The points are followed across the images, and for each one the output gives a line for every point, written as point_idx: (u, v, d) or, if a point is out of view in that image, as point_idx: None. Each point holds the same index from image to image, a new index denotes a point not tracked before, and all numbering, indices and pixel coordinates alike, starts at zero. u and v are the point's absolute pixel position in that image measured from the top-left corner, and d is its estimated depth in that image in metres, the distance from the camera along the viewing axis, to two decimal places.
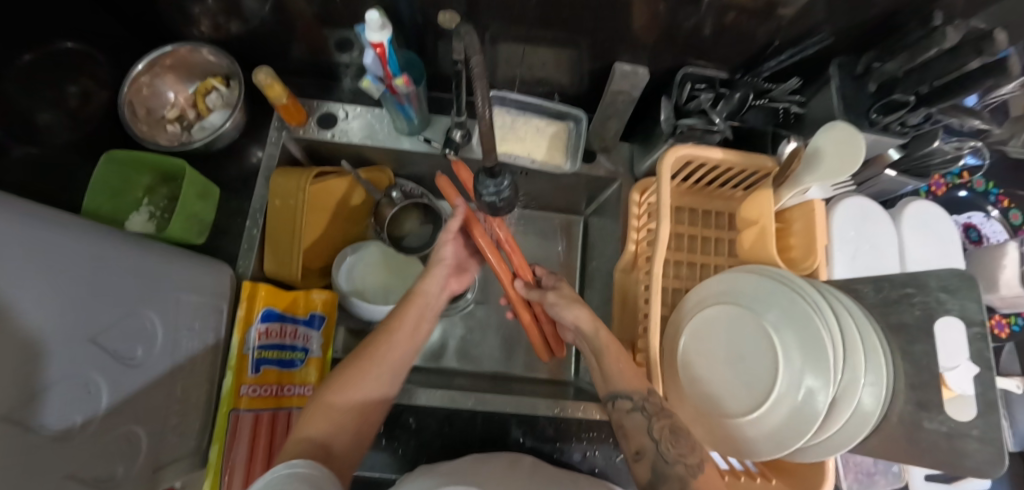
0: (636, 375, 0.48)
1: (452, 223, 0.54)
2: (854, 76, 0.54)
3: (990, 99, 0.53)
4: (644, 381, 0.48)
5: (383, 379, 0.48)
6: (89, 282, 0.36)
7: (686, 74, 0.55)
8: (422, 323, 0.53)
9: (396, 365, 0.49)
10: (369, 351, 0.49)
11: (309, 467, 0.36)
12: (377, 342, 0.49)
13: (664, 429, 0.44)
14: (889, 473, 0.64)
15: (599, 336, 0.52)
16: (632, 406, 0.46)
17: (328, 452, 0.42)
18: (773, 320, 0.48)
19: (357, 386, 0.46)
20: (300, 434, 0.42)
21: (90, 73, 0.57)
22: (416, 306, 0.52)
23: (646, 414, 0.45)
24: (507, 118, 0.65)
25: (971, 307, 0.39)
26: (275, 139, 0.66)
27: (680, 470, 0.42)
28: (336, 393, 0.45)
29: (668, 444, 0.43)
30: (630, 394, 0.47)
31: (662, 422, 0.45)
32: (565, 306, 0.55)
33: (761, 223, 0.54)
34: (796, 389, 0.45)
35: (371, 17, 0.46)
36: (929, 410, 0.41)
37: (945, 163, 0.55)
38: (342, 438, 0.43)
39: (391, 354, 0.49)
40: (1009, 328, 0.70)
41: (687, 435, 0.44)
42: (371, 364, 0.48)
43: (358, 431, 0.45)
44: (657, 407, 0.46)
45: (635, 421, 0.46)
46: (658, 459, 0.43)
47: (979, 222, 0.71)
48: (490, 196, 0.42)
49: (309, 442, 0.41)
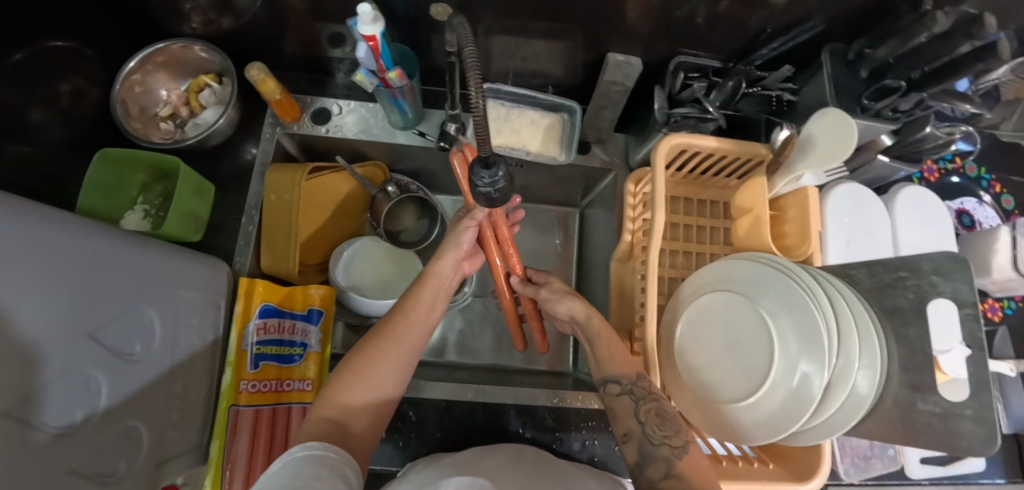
0: (624, 359, 0.49)
1: (477, 213, 0.54)
2: (846, 62, 0.54)
3: (980, 85, 0.52)
4: (635, 367, 0.48)
5: (401, 362, 0.46)
6: (85, 277, 0.36)
7: (679, 63, 0.56)
8: (435, 305, 0.53)
9: (414, 348, 0.48)
10: (386, 330, 0.47)
11: (326, 449, 0.36)
12: (393, 321, 0.49)
13: (650, 413, 0.45)
14: (885, 456, 0.65)
15: (591, 323, 0.53)
16: (621, 390, 0.47)
17: (346, 433, 0.40)
18: (768, 306, 0.49)
19: (375, 367, 0.45)
20: (317, 413, 0.41)
21: (82, 72, 0.56)
22: (429, 287, 0.53)
23: (634, 399, 0.46)
24: (502, 110, 0.65)
25: (963, 289, 0.39)
26: (270, 136, 0.66)
27: (665, 452, 0.42)
28: (353, 373, 0.44)
29: (655, 427, 0.44)
30: (619, 379, 0.47)
31: (648, 405, 0.45)
32: (558, 300, 0.56)
33: (755, 211, 0.55)
34: (792, 374, 0.46)
35: (363, 10, 0.46)
36: (923, 392, 0.41)
37: (937, 148, 0.55)
38: (360, 420, 0.42)
39: (408, 335, 0.48)
40: (1001, 312, 0.71)
41: (673, 418, 0.44)
42: (391, 343, 0.46)
43: (375, 416, 0.44)
44: (645, 391, 0.46)
45: (624, 405, 0.46)
46: (644, 441, 0.43)
47: (972, 208, 0.72)
48: (485, 187, 0.41)
49: (325, 423, 0.40)
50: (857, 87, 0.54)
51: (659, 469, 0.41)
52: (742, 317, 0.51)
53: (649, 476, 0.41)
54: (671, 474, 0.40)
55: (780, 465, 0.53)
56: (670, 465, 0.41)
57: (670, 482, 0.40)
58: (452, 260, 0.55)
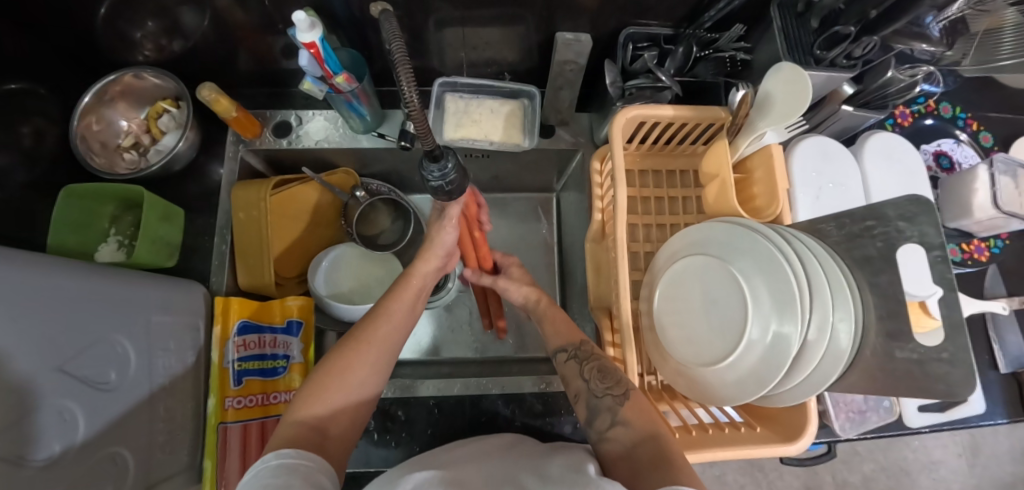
0: (565, 330, 0.53)
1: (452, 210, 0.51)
2: (796, 14, 0.53)
3: (942, 19, 0.50)
4: (575, 334, 0.52)
5: (381, 363, 0.46)
6: (48, 310, 0.36)
7: (629, 35, 0.56)
8: (416, 305, 0.52)
9: (393, 347, 0.48)
10: (363, 331, 0.47)
11: (299, 457, 0.36)
12: (375, 324, 0.47)
13: (593, 370, 0.48)
14: (881, 407, 0.64)
15: (540, 306, 0.57)
16: (568, 355, 0.51)
17: (324, 435, 0.41)
18: (741, 267, 0.48)
19: (356, 368, 0.44)
20: (294, 417, 0.41)
21: (44, 111, 0.57)
22: (412, 286, 0.52)
23: (578, 360, 0.50)
24: (460, 103, 0.65)
25: (930, 233, 0.38)
26: (233, 154, 0.68)
27: (609, 402, 0.45)
28: (332, 375, 0.44)
29: (597, 382, 0.47)
30: (564, 347, 0.51)
31: (591, 364, 0.49)
32: (515, 288, 0.59)
33: (721, 176, 0.53)
34: (766, 333, 0.44)
35: (298, 18, 0.46)
36: (900, 340, 0.40)
37: (902, 92, 0.54)
38: (339, 422, 0.42)
39: (385, 336, 0.47)
40: (988, 251, 0.70)
41: (614, 372, 0.48)
42: (367, 343, 0.46)
43: (354, 419, 0.44)
44: (588, 352, 0.50)
45: (571, 368, 0.50)
46: (589, 396, 0.47)
47: (950, 149, 0.71)
48: (437, 181, 0.41)
49: (304, 426, 0.40)
50: (808, 37, 0.52)
51: (606, 419, 0.44)
52: (718, 280, 0.50)
53: (598, 426, 0.44)
54: (617, 421, 0.43)
55: (766, 428, 0.52)
56: (615, 413, 0.44)
57: (617, 429, 0.43)
58: (431, 264, 0.53)
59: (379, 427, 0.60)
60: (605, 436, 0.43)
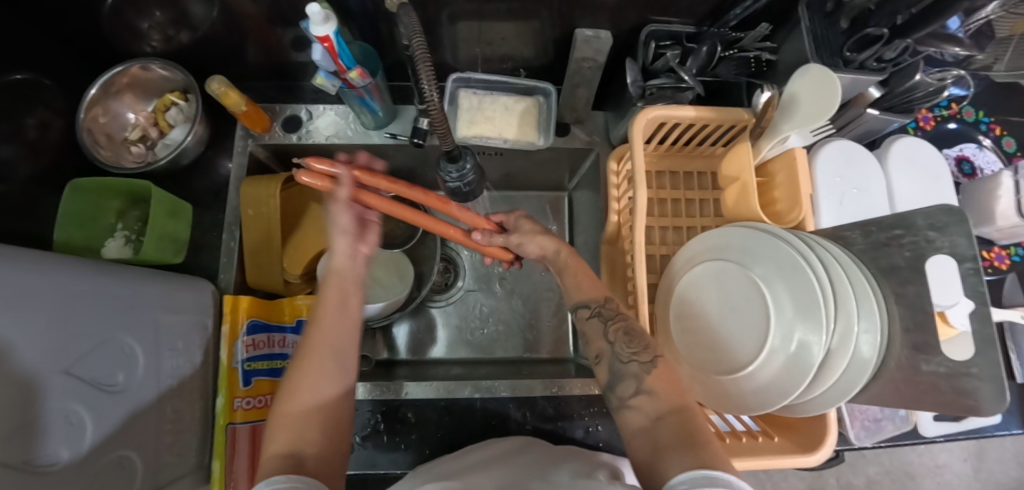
0: (590, 284, 0.51)
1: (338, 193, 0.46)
2: (824, 14, 0.52)
3: (971, 24, 0.48)
4: (601, 290, 0.50)
5: (333, 369, 0.42)
6: (55, 310, 0.35)
7: (651, 31, 0.54)
8: (349, 298, 0.46)
9: (340, 349, 0.43)
10: (302, 347, 0.43)
11: (289, 480, 0.32)
12: (311, 337, 0.43)
13: (618, 332, 0.46)
14: (897, 417, 0.63)
15: (561, 256, 0.53)
16: (591, 312, 0.49)
17: (300, 458, 0.36)
18: (761, 273, 0.47)
19: (305, 383, 0.40)
20: (269, 453, 0.37)
21: (48, 102, 0.55)
22: (331, 283, 0.46)
23: (602, 319, 0.48)
24: (474, 99, 0.63)
25: (961, 243, 0.36)
26: (242, 149, 0.66)
27: (635, 368, 0.43)
28: (287, 399, 0.40)
29: (623, 345, 0.45)
30: (588, 303, 0.49)
31: (617, 324, 0.47)
32: (530, 240, 0.55)
33: (741, 179, 0.52)
34: (789, 342, 0.43)
35: (313, 10, 0.44)
36: (927, 352, 0.39)
37: (929, 96, 0.51)
38: (312, 442, 0.37)
39: (326, 342, 0.43)
40: (1009, 259, 0.68)
41: (641, 335, 0.46)
42: (308, 359, 0.42)
43: (326, 427, 0.39)
44: (613, 311, 0.48)
45: (594, 327, 0.48)
46: (614, 359, 0.45)
47: (972, 154, 0.70)
48: (452, 181, 0.50)
49: (279, 457, 0.36)
50: (838, 39, 0.51)
51: (630, 385, 0.43)
52: (734, 286, 0.49)
53: (620, 392, 0.43)
54: (641, 390, 0.42)
55: (785, 438, 0.51)
56: (640, 381, 0.43)
57: (642, 397, 0.42)
58: (344, 255, 0.47)
59: (388, 428, 0.59)
60: (626, 402, 0.42)
